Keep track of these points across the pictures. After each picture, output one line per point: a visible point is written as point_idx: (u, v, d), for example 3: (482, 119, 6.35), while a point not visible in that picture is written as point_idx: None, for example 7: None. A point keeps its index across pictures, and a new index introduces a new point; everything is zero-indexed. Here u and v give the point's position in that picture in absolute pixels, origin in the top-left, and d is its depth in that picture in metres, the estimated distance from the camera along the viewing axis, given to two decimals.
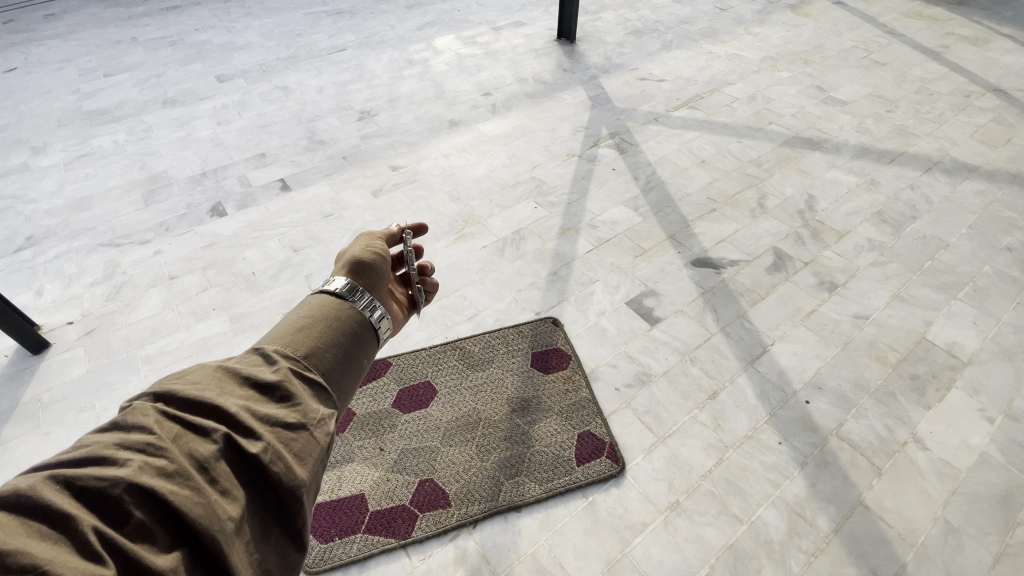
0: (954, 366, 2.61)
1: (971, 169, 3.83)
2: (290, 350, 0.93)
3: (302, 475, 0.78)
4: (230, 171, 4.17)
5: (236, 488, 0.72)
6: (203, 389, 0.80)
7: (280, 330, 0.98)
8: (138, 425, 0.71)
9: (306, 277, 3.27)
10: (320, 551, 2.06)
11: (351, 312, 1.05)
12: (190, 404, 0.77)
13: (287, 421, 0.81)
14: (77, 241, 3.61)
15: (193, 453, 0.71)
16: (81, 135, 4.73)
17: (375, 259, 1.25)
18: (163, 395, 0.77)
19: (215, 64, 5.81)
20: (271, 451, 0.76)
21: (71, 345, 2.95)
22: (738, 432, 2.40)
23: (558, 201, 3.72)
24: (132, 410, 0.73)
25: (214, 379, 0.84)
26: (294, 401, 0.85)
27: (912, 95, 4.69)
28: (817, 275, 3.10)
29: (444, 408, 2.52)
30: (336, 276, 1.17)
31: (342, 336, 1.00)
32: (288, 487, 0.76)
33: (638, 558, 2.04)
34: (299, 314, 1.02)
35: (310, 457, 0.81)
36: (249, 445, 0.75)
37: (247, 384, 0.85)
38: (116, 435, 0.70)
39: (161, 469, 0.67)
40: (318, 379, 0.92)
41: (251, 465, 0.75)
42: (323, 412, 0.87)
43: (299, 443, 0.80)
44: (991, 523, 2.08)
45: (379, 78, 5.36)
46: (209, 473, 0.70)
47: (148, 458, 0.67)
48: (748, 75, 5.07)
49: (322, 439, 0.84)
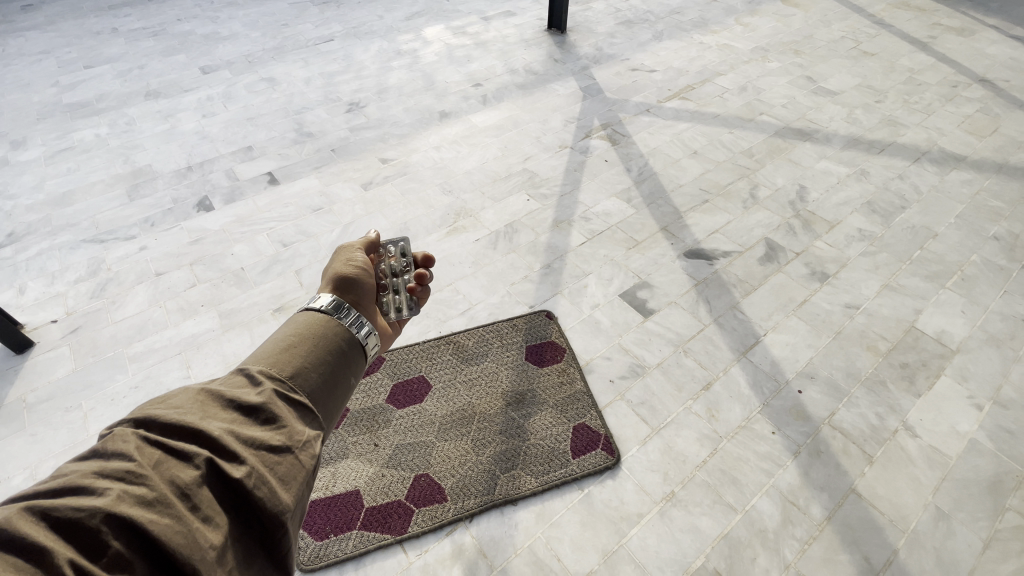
0: (943, 354, 2.64)
1: (958, 159, 3.87)
2: (275, 371, 0.91)
3: (287, 499, 0.76)
4: (216, 165, 4.09)
5: (219, 514, 0.71)
6: (186, 412, 0.79)
7: (266, 349, 0.96)
8: (118, 453, 0.70)
9: (296, 272, 3.23)
10: (316, 549, 2.04)
11: (337, 331, 1.03)
12: (172, 429, 0.75)
13: (272, 443, 0.79)
14: (59, 237, 3.53)
15: (174, 480, 0.70)
16: (62, 129, 4.61)
17: (357, 277, 1.24)
18: (145, 421, 0.76)
19: (199, 55, 5.68)
20: (255, 476, 0.74)
21: (56, 344, 2.89)
22: (732, 422, 2.41)
23: (551, 192, 3.71)
24: (113, 437, 0.73)
25: (197, 401, 0.82)
26: (279, 422, 0.83)
27: (900, 85, 4.72)
28: (808, 266, 3.12)
29: (438, 403, 2.51)
30: (322, 293, 1.16)
31: (329, 355, 0.98)
32: (272, 512, 0.74)
33: (634, 550, 2.04)
34: (284, 332, 1.00)
35: (295, 480, 0.79)
36: (232, 470, 0.73)
37: (230, 406, 0.83)
38: (96, 463, 0.69)
39: (141, 498, 0.66)
40: (303, 400, 0.90)
41: (235, 490, 0.73)
42: (309, 434, 0.85)
43: (284, 467, 0.78)
44: (981, 508, 2.11)
45: (367, 69, 5.28)
46: (191, 500, 0.69)
47: (127, 487, 0.66)
48: (739, 66, 5.06)
49: (308, 462, 0.82)
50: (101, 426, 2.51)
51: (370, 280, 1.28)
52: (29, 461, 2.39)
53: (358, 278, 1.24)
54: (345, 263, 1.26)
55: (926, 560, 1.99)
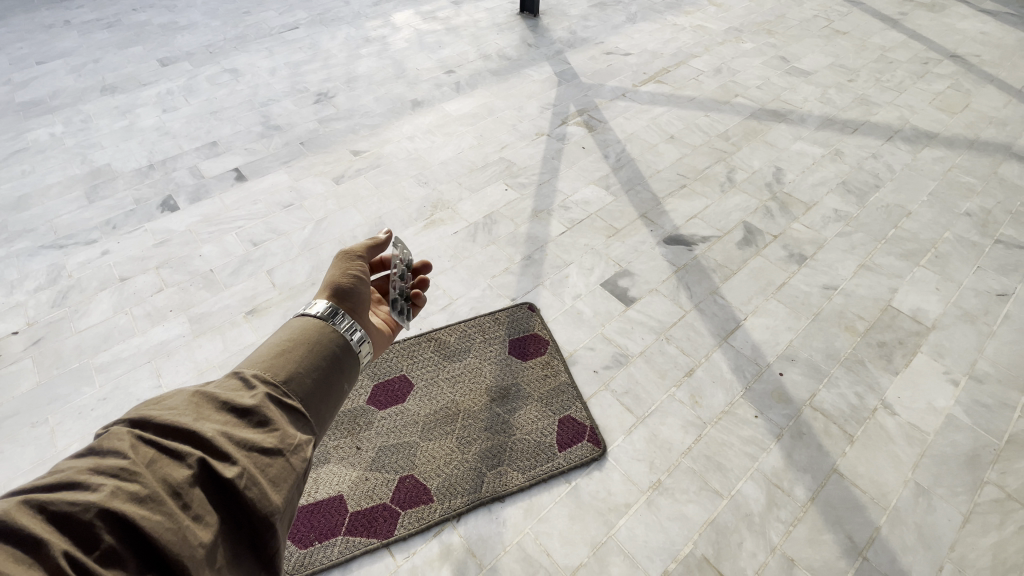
0: (920, 331, 2.69)
1: (930, 137, 3.91)
2: (270, 375, 0.88)
3: (277, 501, 0.75)
4: (180, 162, 3.92)
5: (209, 513, 0.70)
6: (181, 414, 0.77)
7: (261, 352, 0.93)
8: (114, 451, 0.69)
9: (268, 272, 3.12)
10: (300, 557, 1.99)
11: (330, 337, 0.99)
12: (167, 430, 0.74)
13: (264, 445, 0.78)
14: (16, 244, 3.35)
15: (166, 479, 0.69)
16: (13, 129, 4.36)
17: (357, 286, 1.17)
18: (140, 421, 0.75)
19: (157, 46, 5.42)
20: (245, 476, 0.73)
21: (16, 357, 2.74)
22: (715, 407, 2.42)
23: (529, 181, 3.65)
24: (109, 436, 0.71)
25: (192, 403, 0.80)
26: (271, 425, 0.81)
27: (872, 64, 4.75)
28: (786, 248, 3.13)
29: (421, 402, 2.46)
30: (317, 300, 1.11)
31: (322, 360, 0.95)
32: (262, 514, 0.73)
33: (623, 540, 2.04)
34: (280, 336, 0.96)
35: (285, 482, 0.77)
36: (224, 470, 0.72)
37: (224, 408, 0.81)
38: (91, 461, 0.68)
39: (134, 495, 0.65)
40: (296, 405, 0.87)
41: (225, 492, 0.72)
42: (301, 437, 0.84)
43: (274, 469, 0.77)
44: (959, 483, 2.17)
45: (336, 57, 5.11)
46: (182, 498, 0.68)
47: (121, 483, 0.66)
48: (713, 47, 5.03)
49: (299, 464, 0.80)
50: (69, 441, 2.40)
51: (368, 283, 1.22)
52: None
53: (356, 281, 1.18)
54: (345, 267, 1.20)
55: (908, 536, 2.03)
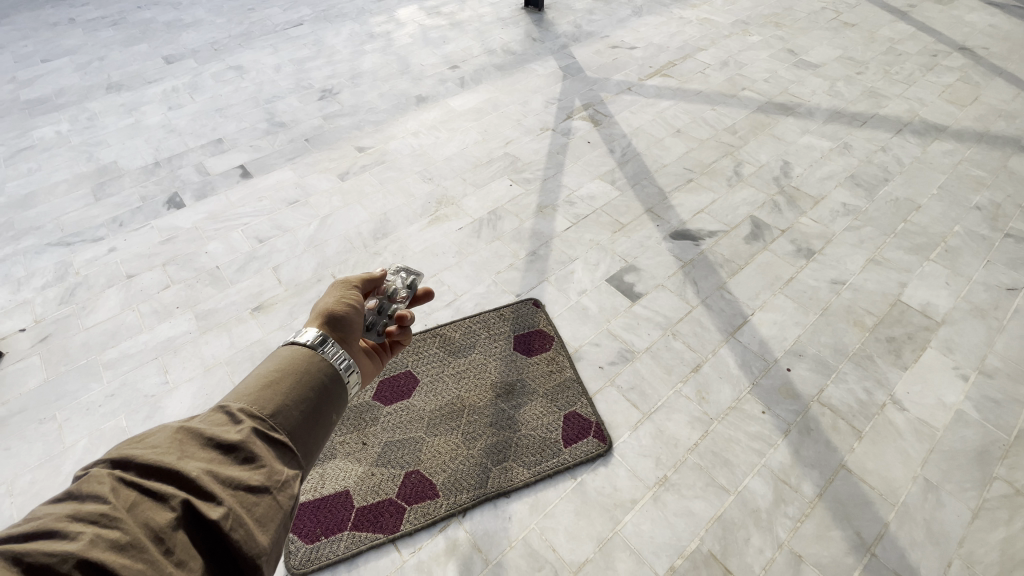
0: (929, 326, 2.66)
1: (940, 129, 3.86)
2: (257, 409, 0.84)
3: (264, 542, 0.69)
4: (186, 159, 3.94)
5: (194, 559, 0.64)
6: (163, 452, 0.72)
7: (247, 383, 0.88)
8: (93, 494, 0.64)
9: (273, 268, 3.13)
10: (306, 552, 2.00)
11: (320, 366, 0.95)
12: (148, 470, 0.69)
13: (251, 483, 0.73)
14: (24, 242, 3.37)
15: (148, 522, 0.63)
16: (20, 128, 4.39)
17: (349, 315, 1.14)
18: (121, 461, 0.69)
19: (162, 44, 5.44)
20: (232, 517, 0.67)
21: (25, 354, 2.76)
22: (722, 403, 2.41)
23: (533, 176, 3.63)
24: (88, 479, 0.66)
25: (175, 439, 0.74)
26: (258, 461, 0.76)
27: (881, 56, 4.69)
28: (794, 243, 3.10)
29: (427, 398, 2.46)
30: (308, 327, 1.06)
31: (310, 392, 0.91)
32: (249, 557, 0.67)
33: (629, 536, 2.04)
34: (267, 366, 0.92)
35: (273, 522, 0.72)
36: (210, 510, 0.67)
37: (209, 444, 0.75)
38: (70, 507, 0.63)
39: (114, 543, 0.60)
40: (284, 439, 0.82)
41: (212, 534, 0.67)
42: (289, 473, 0.79)
43: (262, 508, 0.72)
44: (969, 478, 2.14)
45: (340, 53, 5.10)
46: (165, 543, 0.63)
47: (100, 531, 0.61)
48: (720, 40, 4.99)
49: (286, 503, 0.75)
50: (78, 437, 2.42)
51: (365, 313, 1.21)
52: (3, 476, 2.30)
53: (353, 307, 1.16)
54: (339, 295, 1.17)
55: (917, 532, 2.01)
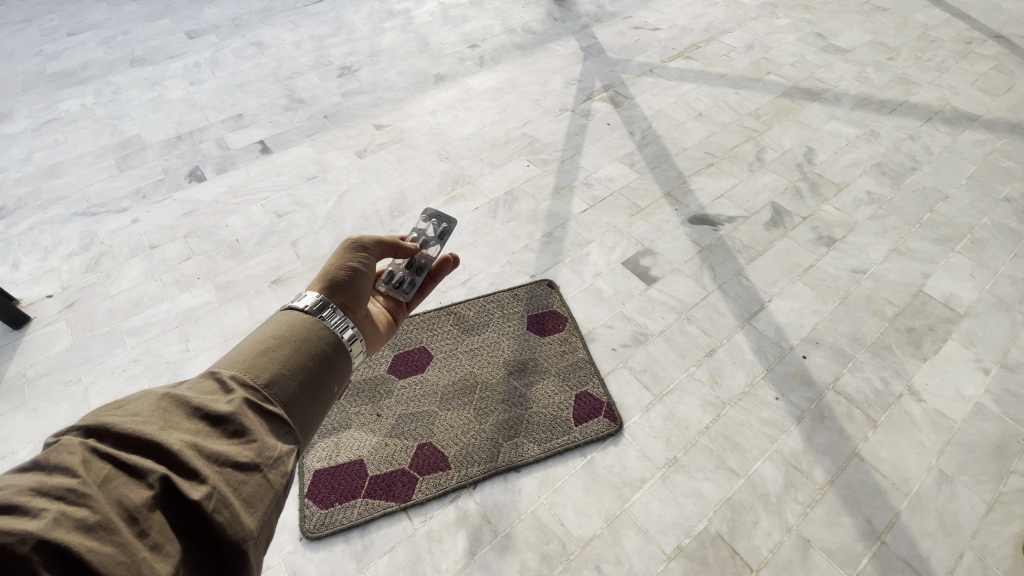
0: (951, 318, 2.61)
1: (972, 119, 3.74)
2: (250, 378, 0.79)
3: (250, 526, 0.64)
4: (207, 134, 3.97)
5: (170, 542, 0.60)
6: (144, 421, 0.67)
7: (240, 350, 0.84)
8: (62, 466, 0.59)
9: (292, 243, 3.16)
10: (321, 516, 2.06)
11: (321, 334, 0.92)
12: (127, 441, 0.64)
13: (239, 459, 0.68)
14: (50, 211, 3.45)
15: (122, 501, 0.59)
16: (46, 100, 4.46)
17: (351, 282, 1.15)
18: (96, 430, 0.64)
19: (184, 19, 5.46)
20: (215, 497, 0.63)
21: (52, 319, 2.85)
22: (735, 388, 2.40)
23: (551, 157, 3.61)
24: (57, 448, 0.61)
25: (157, 407, 0.70)
26: (249, 435, 0.71)
27: (913, 42, 4.54)
28: (815, 230, 3.05)
29: (440, 372, 2.50)
30: (309, 292, 1.04)
31: (309, 361, 0.87)
32: (232, 540, 0.62)
33: (637, 514, 2.05)
34: (264, 332, 0.88)
35: (261, 503, 0.67)
36: (190, 490, 0.62)
37: (196, 415, 0.71)
38: (35, 478, 0.58)
39: (82, 522, 0.55)
40: (279, 412, 0.78)
41: (192, 515, 0.62)
42: (282, 449, 0.74)
43: (250, 487, 0.67)
44: (984, 471, 2.12)
45: (359, 31, 5.08)
46: (140, 525, 0.58)
47: (66, 508, 0.55)
48: (746, 23, 4.86)
49: (278, 482, 0.70)
50: (102, 400, 2.50)
51: (373, 277, 1.24)
52: (32, 435, 2.39)
53: (359, 269, 1.19)
54: (343, 259, 1.18)
55: (929, 523, 2.00)
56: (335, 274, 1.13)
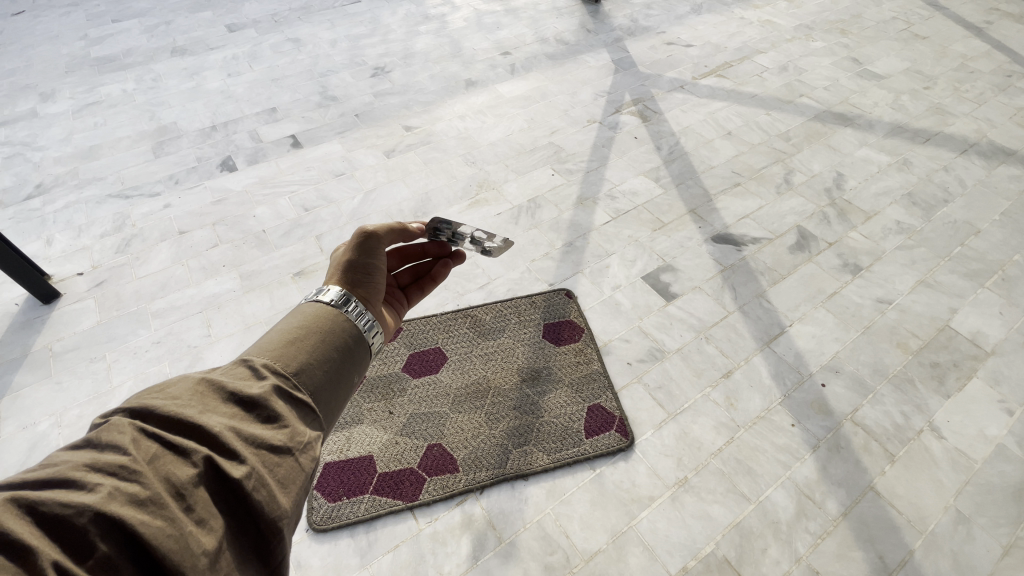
0: (977, 356, 2.55)
1: (1008, 153, 3.66)
2: (280, 365, 0.80)
3: (285, 505, 0.66)
4: (241, 126, 4.06)
5: (215, 517, 0.61)
6: (184, 404, 0.68)
7: (270, 338, 0.85)
8: (112, 444, 0.61)
9: (316, 237, 3.21)
10: (328, 510, 2.07)
11: (344, 327, 0.91)
12: (171, 423, 0.65)
13: (273, 443, 0.69)
14: (86, 191, 3.56)
15: (169, 478, 0.60)
16: (89, 83, 4.60)
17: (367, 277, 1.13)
18: (141, 411, 0.66)
19: (225, 12, 5.61)
20: (254, 477, 0.64)
21: (82, 296, 2.93)
22: (751, 412, 2.37)
23: (577, 168, 3.62)
24: (107, 427, 0.63)
25: (196, 391, 0.71)
26: (281, 421, 0.73)
27: (951, 72, 4.47)
28: (841, 257, 3.01)
29: (454, 375, 2.51)
30: (329, 286, 1.04)
31: (333, 351, 0.87)
32: (268, 519, 0.64)
33: (643, 532, 2.04)
34: (291, 322, 0.89)
35: (294, 484, 0.69)
36: (231, 469, 0.63)
37: (231, 399, 0.72)
38: (87, 456, 0.60)
39: (133, 497, 0.57)
40: (307, 400, 0.79)
41: (233, 492, 0.64)
42: (312, 435, 0.75)
43: (284, 469, 0.68)
44: (1003, 515, 2.05)
45: (394, 33, 5.17)
46: (186, 500, 0.60)
47: (119, 484, 0.57)
48: (781, 44, 4.83)
49: (308, 465, 0.72)
50: (124, 378, 2.56)
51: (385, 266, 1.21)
52: (54, 408, 2.45)
53: (373, 263, 1.17)
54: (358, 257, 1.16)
55: (943, 563, 1.95)
56: (352, 270, 1.12)
